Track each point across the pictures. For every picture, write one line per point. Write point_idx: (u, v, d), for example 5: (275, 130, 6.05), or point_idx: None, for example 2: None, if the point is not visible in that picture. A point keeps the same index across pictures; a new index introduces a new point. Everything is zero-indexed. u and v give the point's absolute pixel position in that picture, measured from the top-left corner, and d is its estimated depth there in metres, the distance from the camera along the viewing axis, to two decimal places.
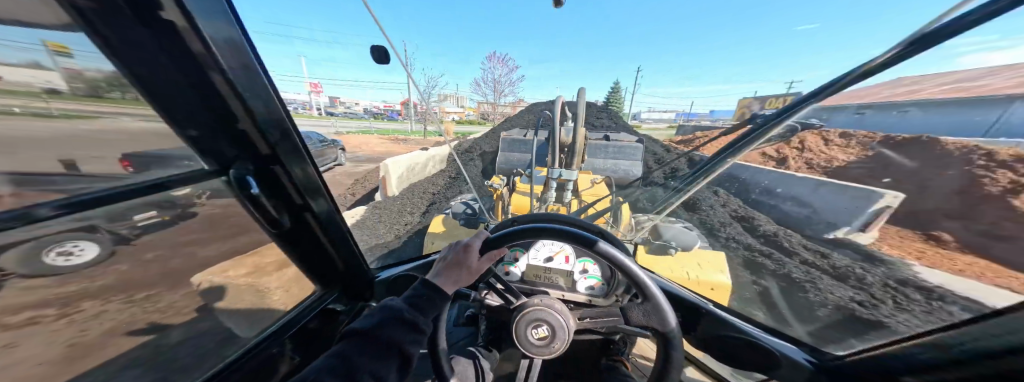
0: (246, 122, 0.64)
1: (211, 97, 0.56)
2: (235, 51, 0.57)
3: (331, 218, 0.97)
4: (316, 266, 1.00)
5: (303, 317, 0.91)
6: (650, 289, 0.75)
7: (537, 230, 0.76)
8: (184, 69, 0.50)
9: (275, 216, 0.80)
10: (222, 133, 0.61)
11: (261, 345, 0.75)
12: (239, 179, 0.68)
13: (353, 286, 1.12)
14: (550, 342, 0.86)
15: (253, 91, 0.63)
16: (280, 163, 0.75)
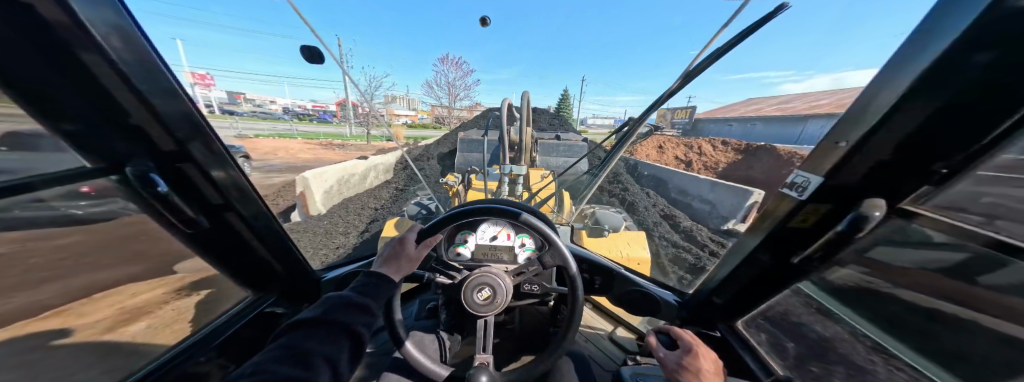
0: (148, 120, 0.58)
1: (96, 92, 0.49)
2: (130, 46, 0.52)
3: (257, 216, 0.88)
4: (248, 274, 0.93)
5: (237, 321, 0.84)
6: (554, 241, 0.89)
7: (471, 207, 0.86)
8: (57, 63, 0.44)
9: (190, 216, 0.71)
10: (113, 129, 0.54)
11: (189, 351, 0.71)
12: (140, 177, 0.59)
13: (295, 289, 1.05)
14: (491, 302, 0.93)
15: (159, 90, 0.58)
16: (191, 161, 0.68)
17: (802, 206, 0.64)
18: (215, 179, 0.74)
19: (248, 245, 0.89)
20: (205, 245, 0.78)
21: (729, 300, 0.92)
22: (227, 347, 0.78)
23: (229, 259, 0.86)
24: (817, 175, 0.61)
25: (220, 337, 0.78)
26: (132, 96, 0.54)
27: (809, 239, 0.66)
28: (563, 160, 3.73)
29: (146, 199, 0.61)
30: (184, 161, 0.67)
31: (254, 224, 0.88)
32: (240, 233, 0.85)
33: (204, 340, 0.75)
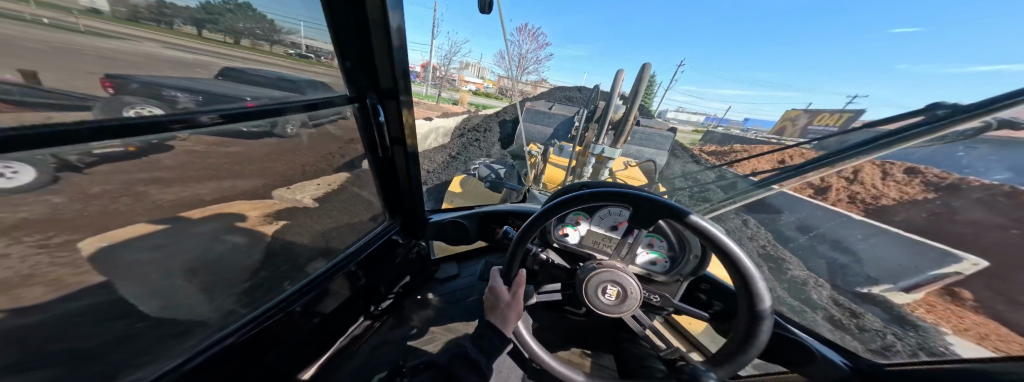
0: (386, 73, 0.95)
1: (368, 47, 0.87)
2: (399, 32, 0.91)
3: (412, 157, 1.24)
4: (388, 191, 1.27)
5: (374, 242, 1.17)
6: (740, 259, 0.86)
7: (608, 194, 0.97)
8: (363, 27, 0.84)
9: (384, 143, 1.12)
10: (365, 70, 0.93)
11: (342, 262, 1.01)
12: (371, 106, 1.00)
13: (410, 224, 1.41)
14: (621, 301, 1.05)
15: (400, 61, 0.96)
16: (393, 100, 1.03)
17: None
18: (402, 121, 1.10)
19: (401, 181, 1.28)
20: (378, 169, 1.19)
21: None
22: (365, 262, 1.08)
23: (388, 186, 1.25)
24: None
25: (359, 256, 1.07)
26: (384, 57, 0.91)
27: None
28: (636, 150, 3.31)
29: (370, 123, 1.04)
30: (392, 102, 1.03)
31: (409, 168, 1.25)
32: (399, 168, 1.24)
33: (353, 254, 1.07)
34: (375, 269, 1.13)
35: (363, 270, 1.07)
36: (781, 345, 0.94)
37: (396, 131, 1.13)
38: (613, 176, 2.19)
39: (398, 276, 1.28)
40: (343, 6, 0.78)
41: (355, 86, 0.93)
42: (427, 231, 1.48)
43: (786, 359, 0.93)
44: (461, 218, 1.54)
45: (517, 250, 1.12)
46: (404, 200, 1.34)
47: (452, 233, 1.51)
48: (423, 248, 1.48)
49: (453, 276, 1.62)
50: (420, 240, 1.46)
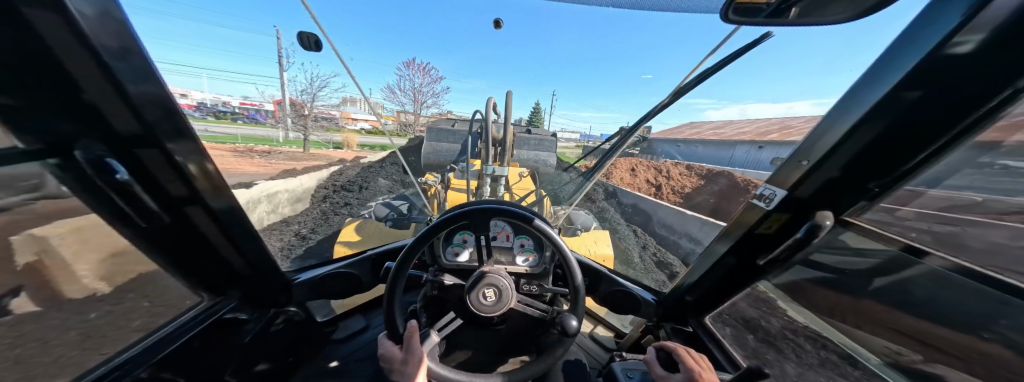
0: (117, 111, 0.49)
1: (52, 70, 0.40)
2: (112, 26, 0.44)
3: (227, 212, 0.84)
4: (205, 273, 0.87)
5: (191, 328, 0.82)
6: (556, 243, 1.03)
7: (470, 212, 1.02)
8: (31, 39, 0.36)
9: (144, 210, 0.63)
10: (46, 105, 0.41)
11: (128, 365, 0.64)
12: (94, 165, 0.49)
13: (260, 295, 1.07)
14: (496, 301, 1.05)
15: (140, 79, 0.50)
16: (157, 148, 0.58)
17: (769, 215, 0.85)
18: (187, 172, 0.68)
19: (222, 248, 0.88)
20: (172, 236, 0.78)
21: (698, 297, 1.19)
22: (170, 361, 0.73)
23: (194, 266, 0.83)
24: (781, 189, 0.83)
25: (160, 353, 0.71)
26: (94, 75, 0.43)
27: (778, 243, 0.88)
28: (531, 155, 3.72)
29: (114, 197, 0.56)
30: (152, 150, 0.59)
31: (227, 226, 0.86)
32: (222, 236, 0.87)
33: (143, 353, 0.68)
34: (187, 366, 0.78)
35: (171, 370, 0.73)
36: (621, 299, 1.27)
37: (173, 189, 0.66)
38: (511, 189, 2.41)
39: (253, 359, 1.05)
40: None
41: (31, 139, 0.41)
42: (295, 294, 1.18)
43: (629, 307, 1.27)
44: (346, 267, 1.24)
45: (395, 300, 0.98)
46: (228, 273, 0.94)
47: (336, 287, 1.23)
48: (296, 313, 1.22)
49: (360, 331, 1.45)
50: (286, 306, 1.17)
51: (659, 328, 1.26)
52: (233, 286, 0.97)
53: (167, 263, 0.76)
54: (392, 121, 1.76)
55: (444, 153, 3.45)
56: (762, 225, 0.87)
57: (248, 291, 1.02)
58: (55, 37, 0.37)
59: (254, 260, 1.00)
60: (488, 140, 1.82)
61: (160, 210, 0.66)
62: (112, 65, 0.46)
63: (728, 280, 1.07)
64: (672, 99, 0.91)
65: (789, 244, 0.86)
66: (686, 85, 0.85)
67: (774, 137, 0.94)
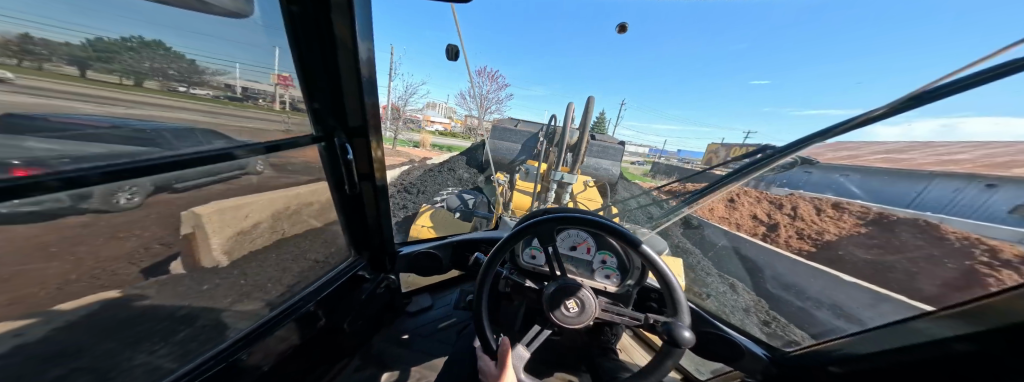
0: (354, 111, 1.02)
1: (338, 82, 0.94)
2: (369, 63, 0.98)
3: (380, 190, 1.30)
4: (354, 225, 1.31)
5: (336, 281, 1.20)
6: (655, 262, 0.98)
7: (559, 218, 1.06)
8: (332, 61, 0.89)
9: (352, 179, 1.17)
10: (330, 102, 0.98)
11: (299, 303, 1.02)
12: (339, 146, 1.06)
13: (377, 257, 1.45)
14: (579, 312, 1.05)
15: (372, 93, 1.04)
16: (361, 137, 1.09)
17: None
18: (372, 156, 1.16)
19: (371, 211, 1.32)
20: (344, 203, 1.25)
21: (853, 373, 0.88)
22: (326, 301, 1.11)
23: (355, 225, 1.32)
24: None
25: (319, 295, 1.09)
26: (353, 87, 0.96)
27: None
28: (593, 162, 3.54)
29: (337, 162, 1.10)
30: (360, 139, 1.09)
31: (378, 200, 1.31)
32: (366, 197, 1.28)
33: (311, 294, 1.08)
34: (335, 308, 1.15)
35: (324, 308, 1.09)
36: (715, 343, 1.10)
37: (365, 168, 1.18)
38: (575, 198, 2.31)
39: (365, 310, 1.33)
40: (310, 48, 0.85)
41: (319, 128, 0.99)
42: (397, 263, 1.49)
43: (726, 356, 1.08)
44: (433, 248, 1.49)
45: (486, 285, 1.14)
46: (365, 236, 1.37)
47: (425, 264, 1.48)
48: (392, 281, 1.51)
49: (426, 308, 1.62)
50: (389, 274, 1.49)
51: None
52: (352, 246, 1.37)
53: (338, 210, 1.25)
54: (460, 124, 2.06)
55: (506, 151, 3.68)
56: None
57: (370, 253, 1.42)
58: (326, 62, 0.89)
59: (379, 222, 1.37)
60: (559, 144, 1.79)
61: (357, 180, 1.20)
62: (344, 77, 0.94)
63: (942, 373, 0.72)
64: (892, 110, 0.65)
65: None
66: (933, 89, 0.59)
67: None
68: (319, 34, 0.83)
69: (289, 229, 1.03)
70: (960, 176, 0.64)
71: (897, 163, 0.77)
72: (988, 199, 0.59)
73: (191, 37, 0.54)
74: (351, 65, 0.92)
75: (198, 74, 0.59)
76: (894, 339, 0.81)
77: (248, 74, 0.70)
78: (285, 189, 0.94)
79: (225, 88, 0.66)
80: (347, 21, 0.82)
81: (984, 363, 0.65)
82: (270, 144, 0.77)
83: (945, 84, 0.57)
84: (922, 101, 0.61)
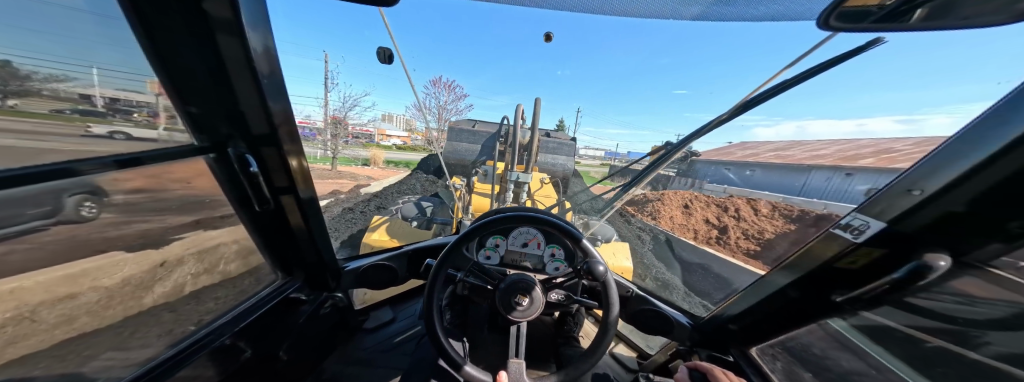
0: (255, 114, 0.82)
1: (225, 80, 0.73)
2: (265, 55, 0.78)
3: (308, 203, 1.11)
4: (273, 240, 1.11)
5: (261, 307, 1.03)
6: (586, 249, 1.03)
7: (508, 218, 1.05)
8: (209, 49, 0.67)
9: (261, 195, 0.96)
10: (217, 107, 0.76)
11: (210, 336, 0.85)
12: (239, 157, 0.85)
13: (316, 276, 1.25)
14: (526, 307, 1.03)
15: (278, 95, 0.85)
16: (270, 146, 0.90)
17: (856, 248, 0.72)
18: (289, 167, 0.97)
19: (297, 230, 1.12)
20: (257, 223, 1.03)
21: (745, 327, 1.05)
22: (246, 331, 0.93)
23: (279, 245, 1.13)
24: (879, 221, 0.68)
25: (238, 326, 0.92)
26: (249, 88, 0.77)
27: (863, 279, 0.73)
28: (550, 158, 3.66)
29: (239, 178, 0.89)
30: (268, 148, 0.90)
31: (308, 213, 1.11)
32: (291, 217, 1.09)
33: (226, 325, 0.90)
34: (264, 336, 0.99)
35: (247, 339, 0.93)
36: (650, 320, 1.17)
37: (280, 180, 0.98)
38: (533, 197, 2.35)
39: (305, 340, 1.14)
40: (168, 35, 0.61)
41: (205, 137, 0.78)
42: (342, 281, 1.31)
43: (659, 329, 1.17)
44: (386, 260, 1.32)
45: (435, 291, 1.04)
46: (284, 259, 1.17)
47: (376, 278, 1.31)
48: (340, 299, 1.32)
49: (388, 322, 1.46)
50: (335, 292, 1.30)
51: (691, 353, 1.13)
52: (279, 266, 1.18)
53: (252, 230, 1.03)
54: (420, 136, 1.89)
55: (463, 152, 3.57)
56: (846, 258, 0.74)
57: (304, 274, 1.23)
58: (202, 54, 0.67)
59: (314, 239, 1.17)
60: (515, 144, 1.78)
61: (270, 196, 0.99)
62: (233, 71, 0.73)
63: (792, 314, 0.91)
64: (733, 113, 0.82)
65: (876, 287, 0.71)
66: (754, 98, 0.76)
67: (865, 153, 0.80)
68: (175, 15, 0.60)
69: (84, 323, 0.58)
70: (825, 168, 0.84)
71: (786, 158, 0.99)
72: (849, 185, 0.80)
73: (2, 31, 0.37)
74: (243, 60, 0.72)
75: (19, 80, 0.41)
76: (756, 293, 1.00)
77: (113, 84, 0.55)
78: (175, 220, 0.74)
79: (75, 99, 0.49)
80: (226, 5, 0.63)
81: (809, 304, 0.86)
82: (128, 156, 0.59)
83: (763, 91, 0.74)
84: (751, 106, 0.78)
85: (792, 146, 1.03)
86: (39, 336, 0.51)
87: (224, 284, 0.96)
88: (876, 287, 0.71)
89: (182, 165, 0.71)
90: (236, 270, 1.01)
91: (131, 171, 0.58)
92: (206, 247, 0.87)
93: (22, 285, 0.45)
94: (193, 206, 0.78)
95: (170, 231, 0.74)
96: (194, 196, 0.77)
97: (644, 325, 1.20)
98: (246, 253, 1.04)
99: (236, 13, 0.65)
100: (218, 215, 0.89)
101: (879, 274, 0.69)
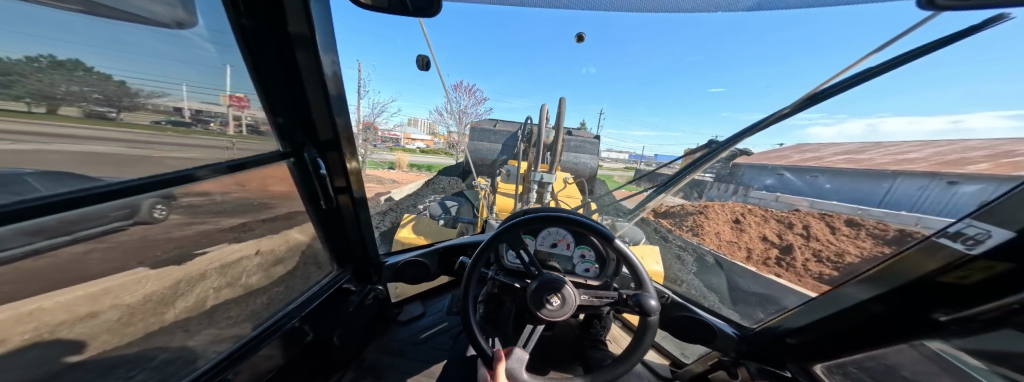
0: (323, 123, 0.96)
1: (301, 92, 0.88)
2: (334, 78, 0.93)
3: (358, 202, 1.21)
4: (333, 237, 1.24)
5: (320, 295, 1.13)
6: (616, 245, 0.97)
7: (541, 219, 1.03)
8: (290, 63, 0.81)
9: (326, 193, 1.10)
10: (297, 117, 0.92)
11: (283, 319, 0.95)
12: (313, 162, 1.01)
13: (363, 268, 1.36)
14: (560, 306, 1.00)
15: (342, 113, 0.99)
16: (335, 150, 1.03)
17: (973, 260, 0.58)
18: (347, 168, 1.10)
19: (350, 228, 1.25)
20: (321, 217, 1.17)
21: (806, 342, 0.92)
22: (311, 316, 1.03)
23: (334, 238, 1.24)
24: (1005, 229, 0.54)
25: (304, 311, 1.02)
26: (319, 102, 0.91)
27: (981, 298, 0.58)
28: (573, 156, 3.58)
29: (309, 174, 1.04)
30: (332, 152, 1.03)
31: (358, 212, 1.24)
32: (346, 216, 1.21)
33: (296, 310, 1.01)
34: (324, 322, 1.07)
35: (311, 324, 1.02)
36: (688, 327, 1.10)
37: (341, 179, 1.11)
38: (557, 197, 2.30)
39: (357, 327, 1.22)
40: (267, 58, 0.78)
41: (287, 142, 0.94)
42: (383, 274, 1.41)
43: (698, 338, 1.08)
44: (421, 256, 1.38)
45: (472, 284, 1.06)
46: (333, 252, 1.28)
47: (412, 274, 1.38)
48: (381, 292, 1.40)
49: (419, 316, 1.51)
50: (377, 284, 1.39)
51: (738, 365, 1.02)
52: (334, 258, 1.30)
53: (317, 224, 1.18)
54: (443, 140, 1.97)
55: (485, 151, 3.63)
56: (961, 270, 0.61)
57: (354, 267, 1.34)
58: (280, 68, 0.82)
59: (363, 235, 1.29)
60: (539, 144, 1.77)
61: (332, 194, 1.12)
62: (308, 83, 0.87)
63: (873, 334, 0.78)
64: (798, 108, 0.72)
65: (1002, 306, 0.56)
66: (826, 89, 0.65)
67: (974, 157, 0.64)
68: (270, 40, 0.76)
69: (173, 307, 0.67)
70: (920, 174, 0.71)
71: (860, 162, 0.85)
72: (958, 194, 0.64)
73: (112, 56, 0.45)
74: (314, 74, 0.85)
75: (129, 98, 0.50)
76: (829, 305, 0.87)
77: (198, 97, 0.64)
78: (242, 221, 0.83)
79: (170, 112, 0.59)
80: (302, 22, 0.75)
81: (896, 321, 0.72)
82: (236, 163, 0.74)
83: (838, 83, 0.63)
84: (822, 98, 0.67)
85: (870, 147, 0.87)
86: (132, 323, 0.58)
87: (238, 302, 0.86)
88: (998, 307, 0.56)
89: (251, 171, 0.79)
90: (259, 282, 0.94)
91: (238, 175, 0.74)
92: (229, 261, 0.82)
93: (35, 308, 0.41)
94: (257, 208, 0.87)
95: (240, 228, 0.83)
96: (258, 198, 0.86)
97: (682, 332, 1.12)
98: (269, 265, 0.98)
99: (309, 29, 0.77)
100: (261, 218, 0.90)
101: (1007, 292, 0.55)
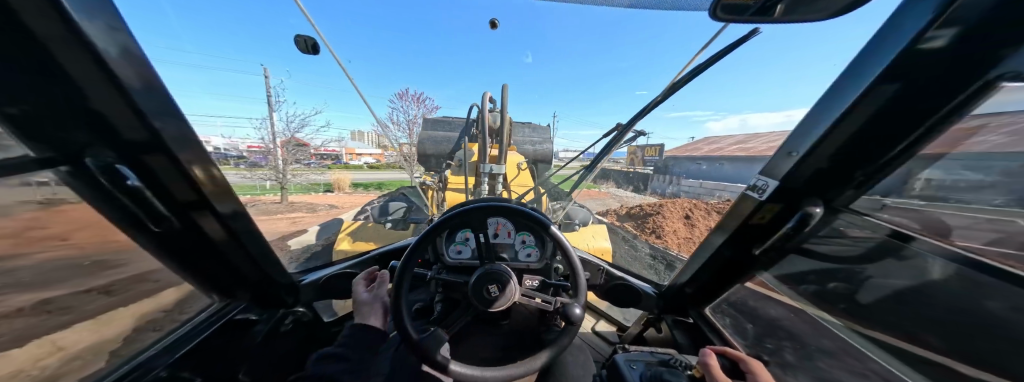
0: (122, 113, 0.53)
1: (47, 67, 0.42)
2: (128, 54, 0.50)
3: (239, 217, 0.90)
4: (207, 267, 0.91)
5: (205, 330, 0.88)
6: (551, 231, 1.03)
7: (484, 208, 1.03)
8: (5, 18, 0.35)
9: (158, 215, 0.71)
10: (65, 115, 0.48)
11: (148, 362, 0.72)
12: (107, 170, 0.57)
13: (266, 294, 1.10)
14: (496, 301, 0.99)
15: (163, 112, 0.59)
16: (159, 151, 0.62)
17: (762, 205, 0.84)
18: (192, 176, 0.72)
19: (228, 249, 0.93)
20: (174, 247, 0.80)
21: (697, 290, 1.17)
22: (193, 354, 0.82)
23: (199, 264, 0.88)
24: (774, 179, 0.81)
25: (178, 352, 0.79)
26: (113, 94, 0.50)
27: (769, 233, 0.88)
28: (527, 140, 3.70)
29: (114, 195, 0.60)
30: (156, 154, 0.62)
31: (240, 226, 0.92)
32: (218, 241, 0.89)
33: (160, 353, 0.76)
34: (214, 362, 0.89)
35: (192, 367, 0.81)
36: (621, 292, 1.24)
37: (189, 194, 0.74)
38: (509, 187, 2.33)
39: (266, 359, 1.07)
40: None
41: (38, 147, 0.47)
42: (302, 294, 1.19)
43: (629, 301, 1.24)
44: (351, 267, 1.22)
45: (403, 298, 0.96)
46: (215, 286, 0.96)
47: (342, 287, 1.21)
48: (304, 313, 1.23)
49: None
50: (296, 307, 1.20)
51: (660, 321, 1.27)
52: (216, 291, 0.97)
53: (168, 256, 0.81)
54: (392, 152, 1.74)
55: (438, 141, 3.46)
56: (756, 214, 0.86)
57: (254, 293, 1.07)
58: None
59: (262, 255, 1.02)
60: (485, 129, 1.75)
61: (180, 214, 0.76)
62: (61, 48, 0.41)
63: (739, 271, 1.04)
64: (666, 95, 0.88)
65: (780, 237, 0.86)
66: (677, 80, 0.82)
67: None
68: None
69: None
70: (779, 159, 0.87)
71: (748, 150, 1.04)
72: None
73: None
74: (73, 32, 0.41)
75: None
76: (699, 255, 1.13)
77: None
78: (61, 293, 0.56)
79: None
80: None
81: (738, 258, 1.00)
82: None
83: (683, 77, 0.80)
84: (679, 86, 0.83)
85: (751, 138, 1.10)
86: None
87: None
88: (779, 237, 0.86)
89: (76, 216, 0.57)
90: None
91: None
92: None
93: None
94: (90, 270, 0.62)
95: (66, 306, 0.58)
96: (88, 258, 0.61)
97: (619, 298, 1.25)
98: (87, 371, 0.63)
99: None
100: (100, 284, 0.65)
101: (780, 224, 0.84)
